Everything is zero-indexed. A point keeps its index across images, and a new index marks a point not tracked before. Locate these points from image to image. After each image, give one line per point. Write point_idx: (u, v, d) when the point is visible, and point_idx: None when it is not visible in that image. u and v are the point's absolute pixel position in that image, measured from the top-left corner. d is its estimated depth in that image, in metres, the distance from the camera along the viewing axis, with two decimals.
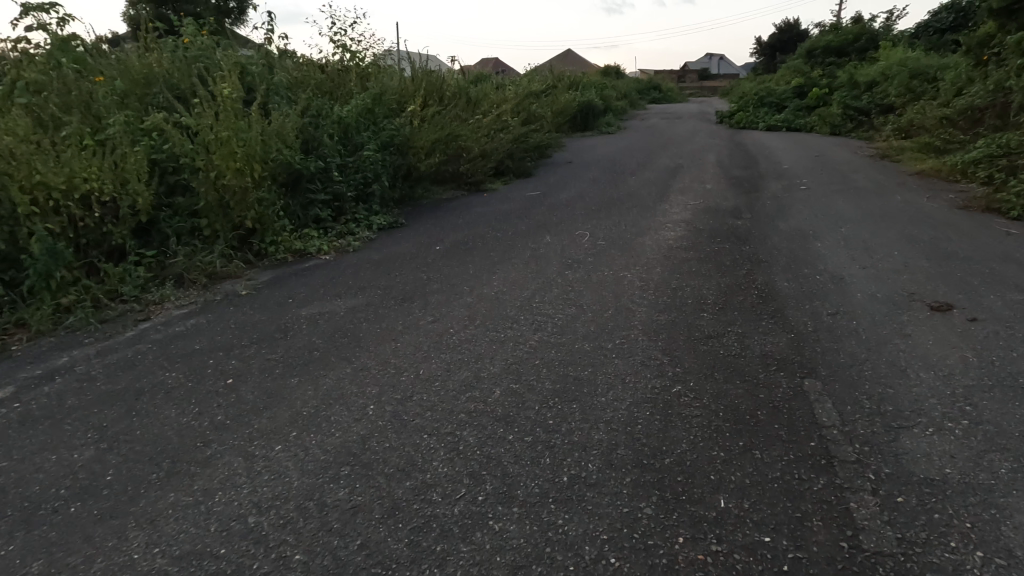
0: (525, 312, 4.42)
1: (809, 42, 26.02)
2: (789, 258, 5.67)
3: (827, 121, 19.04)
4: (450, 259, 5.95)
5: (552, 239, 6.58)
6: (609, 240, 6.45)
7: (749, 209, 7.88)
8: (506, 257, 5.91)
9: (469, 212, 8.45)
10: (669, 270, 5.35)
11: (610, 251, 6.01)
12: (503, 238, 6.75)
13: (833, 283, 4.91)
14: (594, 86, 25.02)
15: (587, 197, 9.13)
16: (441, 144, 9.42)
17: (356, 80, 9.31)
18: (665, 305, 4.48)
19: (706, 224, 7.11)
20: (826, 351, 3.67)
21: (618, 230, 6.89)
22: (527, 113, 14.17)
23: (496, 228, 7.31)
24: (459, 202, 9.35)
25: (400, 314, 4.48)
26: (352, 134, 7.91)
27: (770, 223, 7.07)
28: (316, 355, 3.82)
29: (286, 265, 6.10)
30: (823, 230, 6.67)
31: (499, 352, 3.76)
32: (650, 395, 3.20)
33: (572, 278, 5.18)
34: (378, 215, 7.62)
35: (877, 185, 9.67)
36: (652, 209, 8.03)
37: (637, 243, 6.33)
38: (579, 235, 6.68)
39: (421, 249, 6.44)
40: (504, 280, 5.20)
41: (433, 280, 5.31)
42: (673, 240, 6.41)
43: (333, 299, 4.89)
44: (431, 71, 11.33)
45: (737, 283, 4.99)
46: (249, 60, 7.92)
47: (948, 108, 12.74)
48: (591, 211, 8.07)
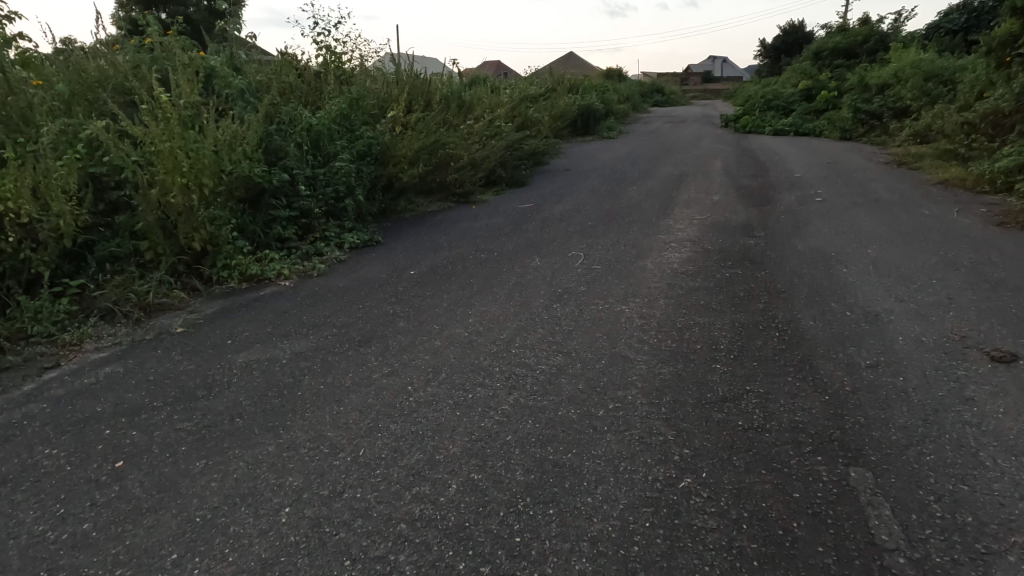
0: (500, 363, 3.69)
1: (817, 44, 25.22)
2: (811, 287, 4.93)
3: (837, 125, 18.29)
4: (423, 288, 5.22)
5: (541, 263, 5.84)
6: (605, 264, 5.70)
7: (761, 226, 7.13)
8: (488, 286, 5.17)
9: (454, 227, 7.73)
10: (673, 305, 4.60)
11: (605, 279, 5.27)
12: (487, 260, 6.02)
13: (867, 323, 4.16)
14: (595, 89, 24.31)
15: (584, 210, 8.37)
16: (426, 153, 8.72)
17: (334, 84, 8.60)
18: (668, 354, 3.74)
19: (715, 244, 6.36)
20: (872, 425, 2.93)
21: (616, 251, 6.14)
22: (522, 118, 13.44)
23: (480, 247, 6.58)
24: (444, 215, 8.62)
25: (352, 364, 3.75)
26: (324, 144, 7.20)
27: (787, 243, 6.32)
28: (238, 423, 3.09)
29: (238, 293, 5.39)
30: (846, 251, 5.92)
31: (462, 422, 3.03)
32: (650, 494, 2.47)
33: (559, 314, 4.45)
34: (351, 232, 6.91)
35: (899, 196, 8.90)
36: (655, 225, 7.28)
37: (636, 268, 5.58)
38: (572, 258, 5.94)
39: (394, 273, 5.73)
40: (482, 317, 4.47)
41: (399, 315, 4.59)
42: (677, 264, 5.66)
43: (279, 341, 4.17)
44: (419, 74, 10.64)
45: (754, 321, 4.24)
46: (211, 61, 7.21)
47: (970, 112, 12.00)
48: (586, 227, 7.33)
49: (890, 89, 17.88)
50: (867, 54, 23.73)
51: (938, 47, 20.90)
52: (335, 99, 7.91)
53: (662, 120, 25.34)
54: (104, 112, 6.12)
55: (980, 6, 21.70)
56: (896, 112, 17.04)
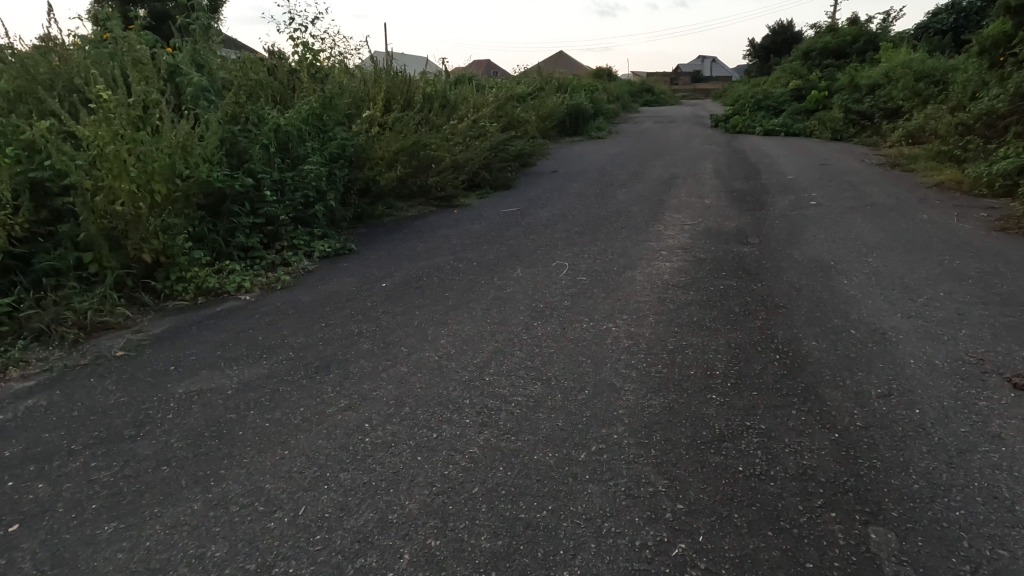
0: (471, 394, 3.29)
1: (806, 44, 25.06)
2: (811, 301, 4.58)
3: (828, 126, 18.09)
4: (394, 303, 4.82)
5: (523, 274, 5.46)
6: (591, 276, 5.33)
7: (755, 232, 6.79)
8: (464, 301, 4.78)
9: (434, 234, 7.34)
10: (664, 322, 4.24)
11: (590, 292, 4.89)
12: (466, 271, 5.62)
13: (874, 343, 3.82)
14: (585, 89, 23.99)
15: (571, 215, 8.00)
16: (405, 154, 8.31)
17: (308, 82, 8.15)
18: (658, 382, 3.37)
19: (708, 253, 6.00)
20: (890, 470, 2.57)
21: (603, 261, 5.76)
22: (508, 118, 13.05)
23: (460, 255, 6.19)
24: (424, 220, 8.21)
25: (306, 395, 3.35)
26: (293, 147, 6.76)
27: (783, 251, 5.99)
28: (163, 473, 2.68)
29: (192, 309, 4.95)
30: (846, 260, 5.60)
31: (422, 470, 2.63)
32: (639, 566, 2.09)
33: (539, 334, 4.07)
34: (321, 240, 6.48)
35: (895, 200, 8.63)
36: (645, 232, 6.92)
37: (624, 279, 5.21)
38: (555, 268, 5.56)
39: (364, 286, 5.32)
40: (455, 338, 4.07)
41: (364, 335, 4.18)
42: (668, 275, 5.29)
43: (227, 367, 3.74)
44: (399, 72, 10.23)
45: (751, 342, 3.88)
46: (172, 57, 6.75)
47: (964, 113, 11.79)
48: (572, 233, 6.96)
49: (881, 90, 17.70)
50: (856, 53, 23.58)
51: (928, 47, 20.78)
52: (307, 98, 7.48)
53: (651, 120, 25.06)
54: (50, 112, 5.64)
55: (968, 6, 21.61)
56: (886, 113, 16.86)
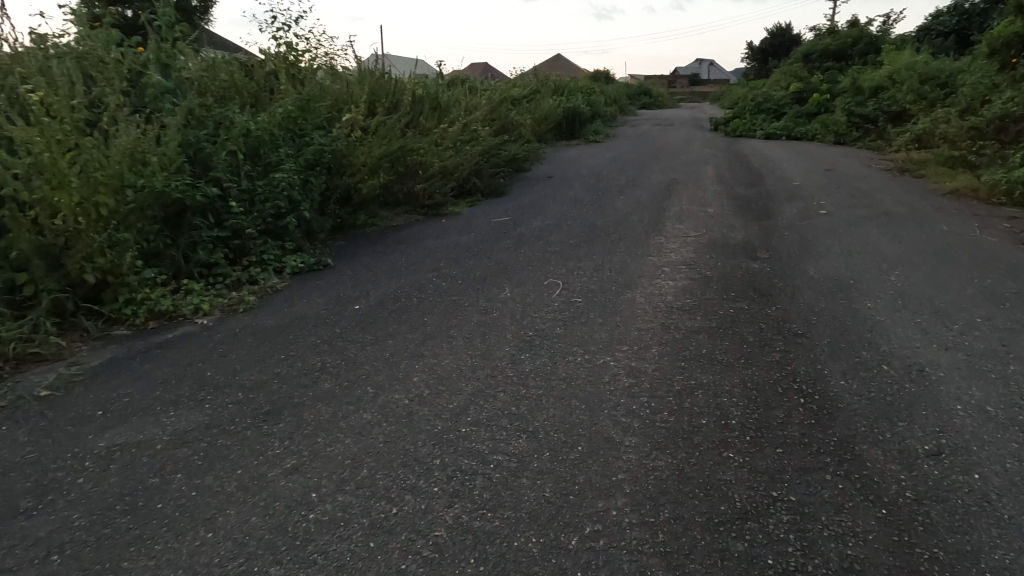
0: (442, 451, 2.78)
1: (805, 46, 24.65)
2: (833, 328, 4.09)
3: (830, 129, 17.63)
4: (365, 329, 4.31)
5: (511, 294, 4.94)
6: (586, 297, 4.82)
7: (764, 245, 6.31)
8: (444, 328, 4.26)
9: (419, 245, 6.82)
10: (669, 355, 3.74)
11: (585, 317, 4.39)
12: (449, 290, 5.11)
13: (912, 384, 3.32)
14: (582, 91, 23.49)
15: (565, 225, 7.48)
16: (389, 160, 7.81)
17: (286, 84, 7.65)
18: (665, 436, 2.86)
19: (715, 270, 5.50)
20: (957, 564, 2.08)
21: (600, 279, 5.25)
22: (503, 121, 12.53)
23: (444, 271, 5.67)
24: (409, 230, 7.68)
25: (248, 452, 2.83)
26: (265, 153, 6.24)
27: (796, 267, 5.49)
28: (54, 565, 2.16)
29: (141, 335, 4.43)
30: (866, 279, 5.11)
31: (374, 563, 2.12)
32: None
33: (526, 371, 3.55)
34: (294, 255, 5.97)
35: (909, 208, 8.16)
36: (645, 245, 6.41)
37: (623, 301, 4.71)
38: (548, 288, 5.05)
39: (336, 308, 4.81)
40: (430, 375, 3.55)
41: (327, 370, 3.66)
42: (672, 297, 4.79)
43: (163, 413, 3.22)
44: (385, 73, 9.73)
45: (771, 381, 3.38)
46: (134, 55, 6.23)
47: (975, 117, 11.36)
48: (567, 246, 6.46)
49: (885, 93, 17.27)
50: (857, 56, 23.17)
51: (931, 50, 20.37)
52: (283, 101, 6.96)
53: (650, 123, 24.60)
54: None
55: (971, 8, 21.21)
56: (891, 116, 16.41)
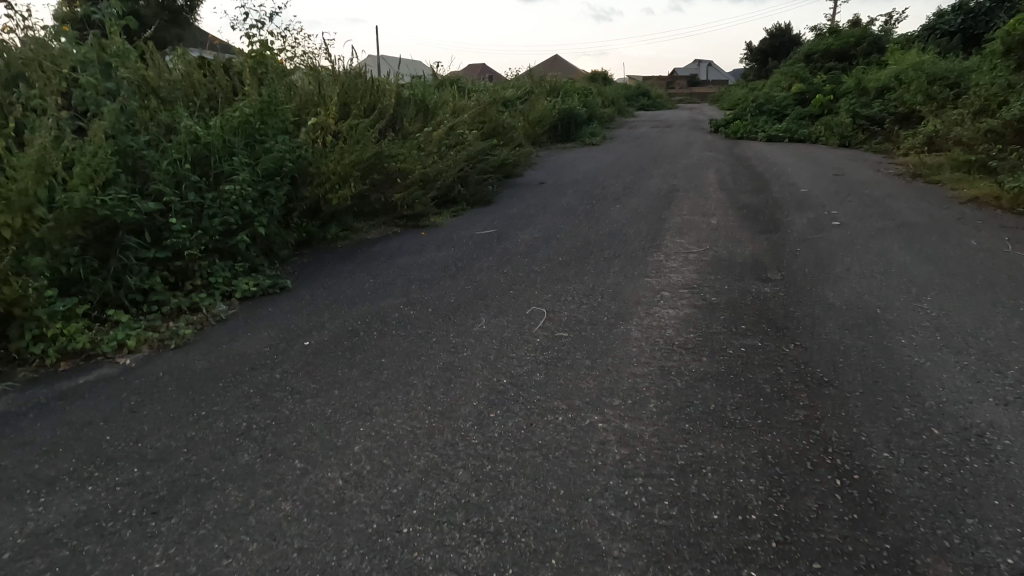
0: (371, 568, 2.12)
1: (806, 46, 24.00)
2: (865, 375, 3.43)
3: (835, 131, 16.99)
4: (310, 374, 3.63)
5: (486, 327, 4.27)
6: (573, 331, 4.16)
7: (775, 264, 5.65)
8: (403, 374, 3.59)
9: (392, 262, 6.15)
10: (669, 413, 3.07)
11: (571, 359, 3.72)
12: (416, 321, 4.45)
13: (974, 459, 2.66)
14: (579, 92, 22.79)
15: (555, 239, 6.81)
16: (362, 168, 7.15)
17: (249, 85, 6.98)
18: (667, 543, 2.20)
19: (722, 296, 4.83)
20: None
21: (590, 309, 4.58)
22: (493, 124, 11.86)
23: (415, 296, 5.01)
24: (384, 244, 7.00)
25: (119, 566, 2.16)
26: (216, 162, 5.57)
27: (813, 292, 4.84)
28: None
29: (46, 381, 3.76)
30: (896, 307, 4.46)
31: None
32: None
33: (493, 438, 2.89)
34: (247, 277, 5.31)
35: (929, 219, 7.53)
36: (642, 264, 5.75)
37: (616, 337, 4.05)
38: (530, 319, 4.39)
39: (283, 344, 4.15)
40: (375, 442, 2.88)
41: (251, 434, 2.99)
42: (672, 331, 4.13)
43: (31, 500, 2.54)
44: (363, 73, 9.04)
45: (797, 454, 2.72)
46: (68, 52, 5.53)
47: (991, 119, 10.72)
48: (555, 265, 5.80)
49: (891, 93, 16.63)
50: (860, 56, 22.50)
51: (937, 49, 19.74)
52: (242, 104, 6.29)
53: (648, 125, 23.91)
54: None
55: (977, 7, 20.57)
56: (898, 117, 15.77)
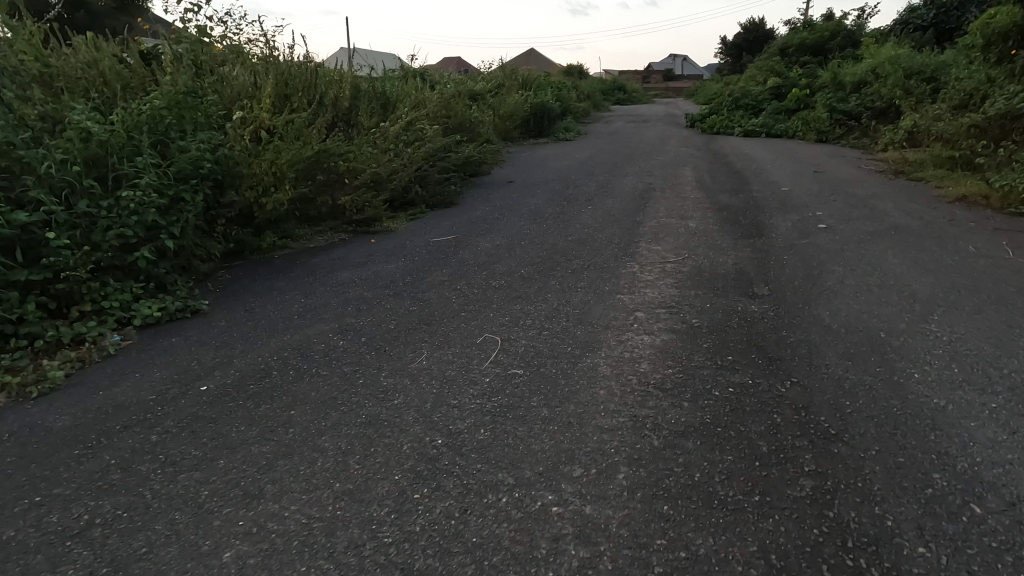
0: None
1: (781, 40, 23.66)
2: (881, 425, 2.83)
3: (812, 126, 16.63)
4: (195, 435, 2.88)
5: (427, 364, 3.55)
6: (530, 368, 3.48)
7: (761, 276, 5.05)
8: (313, 433, 2.86)
9: (331, 276, 5.39)
10: (643, 489, 2.41)
11: (524, 408, 3.04)
12: (344, 355, 3.72)
13: None
14: (552, 87, 22.10)
15: (519, 247, 6.11)
16: (301, 168, 6.34)
17: (168, 74, 6.13)
18: None
19: (704, 317, 4.20)
20: None
21: (551, 337, 3.90)
22: (460, 118, 11.06)
23: (349, 322, 4.27)
24: (327, 254, 6.22)
25: None
26: (117, 164, 4.74)
27: (806, 311, 4.24)
28: None
29: None
30: (903, 331, 3.88)
31: None
32: None
33: (413, 535, 2.19)
34: (152, 300, 4.51)
35: (919, 220, 7.05)
36: (614, 277, 5.09)
37: (580, 375, 3.38)
38: (480, 352, 3.70)
39: (173, 389, 3.36)
40: (256, 546, 2.16)
41: (90, 534, 2.24)
42: (648, 366, 3.46)
43: None
44: (308, 64, 8.22)
45: (809, 553, 2.08)
46: None
47: (975, 113, 10.36)
48: (516, 279, 5.11)
49: (868, 88, 16.32)
50: (835, 50, 22.23)
51: (912, 43, 19.52)
52: (154, 95, 5.44)
53: (624, 120, 23.35)
54: None
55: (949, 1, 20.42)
56: (875, 112, 15.45)
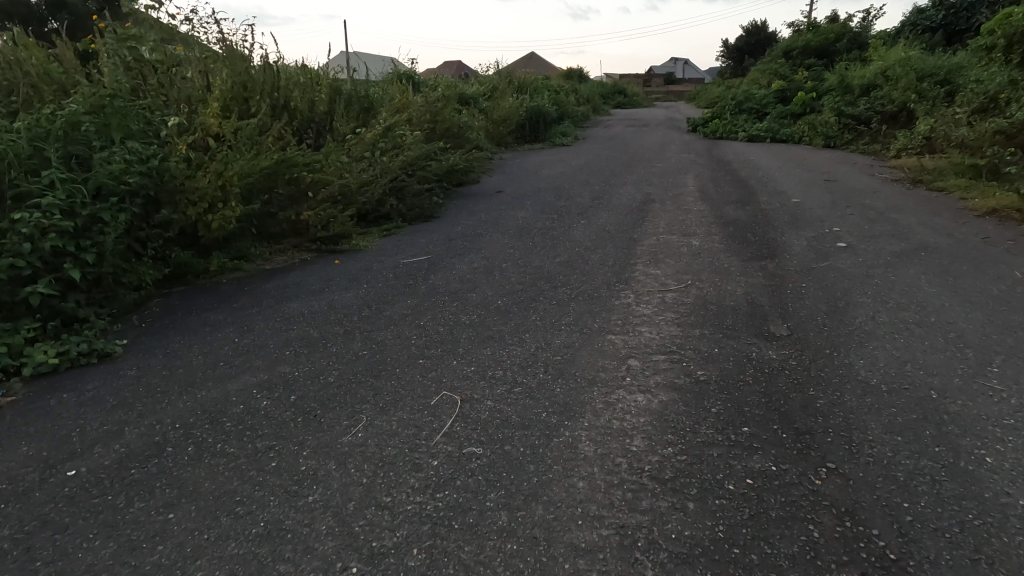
0: None
1: (784, 42, 22.94)
2: (956, 547, 2.10)
3: (820, 131, 15.88)
4: (31, 554, 2.15)
5: (362, 438, 2.81)
6: (492, 445, 2.74)
7: (778, 310, 4.31)
8: (188, 554, 2.13)
9: (278, 307, 4.66)
10: None
11: (475, 511, 2.31)
12: (264, 422, 2.98)
13: None
14: (550, 91, 21.43)
15: (499, 272, 5.36)
16: (254, 181, 5.62)
17: (103, 75, 5.43)
18: None
19: (712, 367, 3.45)
20: None
21: (523, 397, 3.15)
22: (446, 124, 10.32)
23: (282, 372, 3.53)
24: (282, 277, 5.49)
25: None
26: (18, 182, 4.04)
27: (835, 360, 3.50)
28: None
29: None
30: (959, 390, 3.14)
31: None
32: None
33: None
34: (48, 342, 3.79)
35: (949, 237, 6.31)
36: (605, 311, 4.35)
37: (553, 456, 2.65)
38: (432, 420, 2.96)
39: (33, 474, 2.63)
40: None
41: None
42: (641, 444, 2.72)
43: None
44: (273, 67, 7.53)
45: None
46: None
47: (1000, 118, 9.62)
48: (490, 313, 4.37)
49: (877, 91, 15.58)
50: (841, 52, 21.46)
51: (922, 44, 18.77)
52: (75, 100, 4.74)
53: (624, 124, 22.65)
54: None
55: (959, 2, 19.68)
56: (886, 117, 14.65)
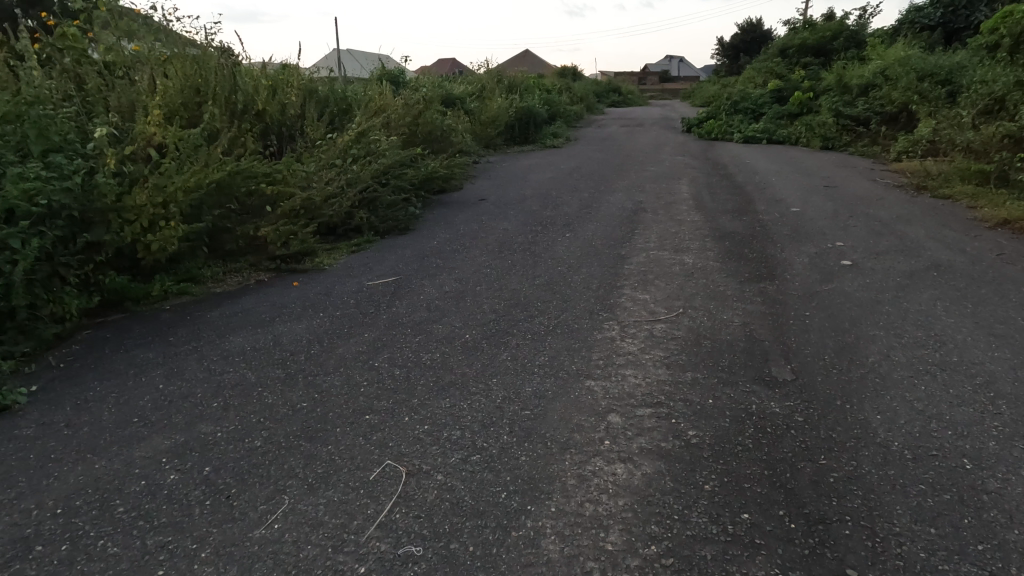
0: None
1: (780, 41, 22.47)
2: None
3: (818, 133, 15.40)
4: None
5: (278, 532, 2.30)
6: (435, 542, 2.23)
7: (781, 346, 3.81)
8: None
9: (219, 342, 4.13)
10: None
11: None
12: (166, 505, 2.47)
13: None
14: (542, 90, 20.91)
15: (472, 297, 4.85)
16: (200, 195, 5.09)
17: (29, 79, 4.87)
18: None
19: (707, 426, 2.94)
20: None
21: (480, 470, 2.64)
22: (427, 127, 9.78)
23: (202, 431, 3.01)
24: (232, 302, 4.97)
25: None
26: None
27: (848, 416, 3.00)
28: None
29: None
30: (998, 460, 2.64)
31: None
32: None
33: None
34: None
35: (962, 254, 5.83)
36: (586, 349, 3.84)
37: (507, 560, 2.14)
38: (368, 502, 2.45)
39: None
40: None
41: None
42: (618, 542, 2.22)
43: None
44: (234, 68, 6.99)
45: None
46: None
47: (1008, 121, 9.16)
48: (454, 351, 3.85)
49: (876, 90, 15.13)
50: (838, 50, 20.98)
51: (921, 43, 18.31)
52: None
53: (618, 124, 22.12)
54: None
55: None
56: (886, 118, 14.20)
